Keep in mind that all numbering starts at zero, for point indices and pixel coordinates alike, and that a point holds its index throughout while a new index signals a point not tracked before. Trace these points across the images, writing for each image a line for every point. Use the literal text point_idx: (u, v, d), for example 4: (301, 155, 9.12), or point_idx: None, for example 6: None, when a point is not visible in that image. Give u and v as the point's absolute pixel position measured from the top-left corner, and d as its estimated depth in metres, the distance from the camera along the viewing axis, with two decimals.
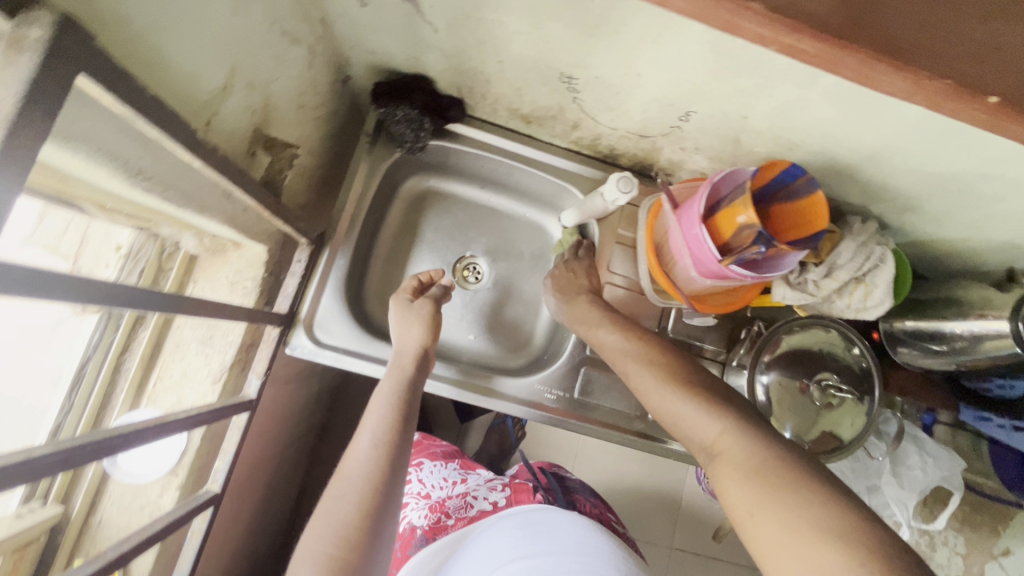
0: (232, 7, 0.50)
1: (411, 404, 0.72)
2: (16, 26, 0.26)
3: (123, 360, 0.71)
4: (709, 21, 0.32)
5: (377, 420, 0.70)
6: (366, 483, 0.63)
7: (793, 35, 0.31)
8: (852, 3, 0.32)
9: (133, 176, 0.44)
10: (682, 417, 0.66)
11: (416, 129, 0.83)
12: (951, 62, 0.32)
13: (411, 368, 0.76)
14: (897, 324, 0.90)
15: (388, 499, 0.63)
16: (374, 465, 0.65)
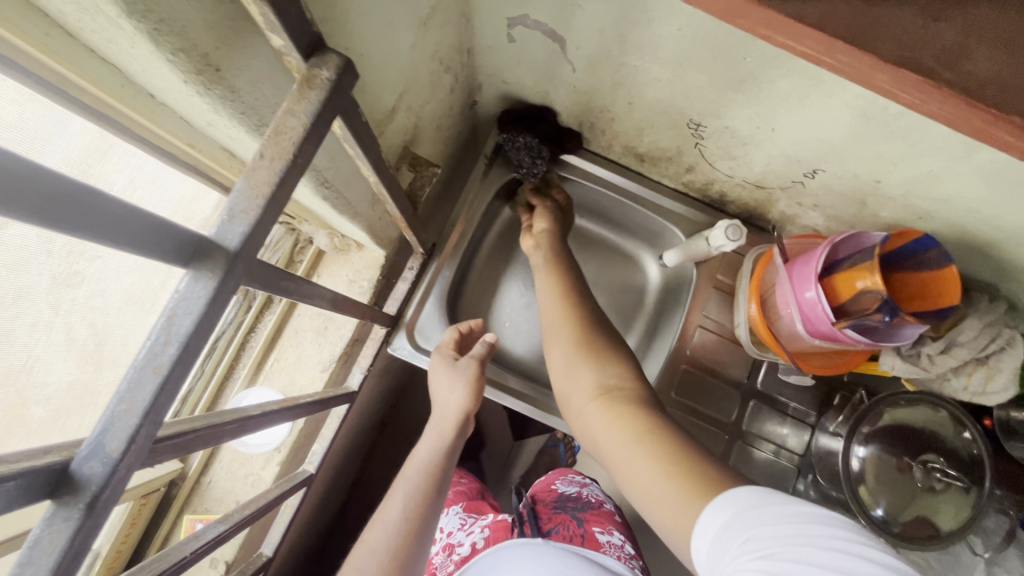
0: (413, 40, 0.55)
1: (444, 474, 0.67)
2: (311, 68, 0.34)
3: (250, 338, 0.79)
4: (953, 126, 0.31)
5: (407, 484, 0.64)
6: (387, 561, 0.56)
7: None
8: None
9: (318, 185, 0.49)
10: (565, 370, 0.69)
11: (534, 156, 0.87)
12: None
13: (451, 430, 0.73)
14: (1015, 414, 0.83)
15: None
16: (399, 540, 0.58)
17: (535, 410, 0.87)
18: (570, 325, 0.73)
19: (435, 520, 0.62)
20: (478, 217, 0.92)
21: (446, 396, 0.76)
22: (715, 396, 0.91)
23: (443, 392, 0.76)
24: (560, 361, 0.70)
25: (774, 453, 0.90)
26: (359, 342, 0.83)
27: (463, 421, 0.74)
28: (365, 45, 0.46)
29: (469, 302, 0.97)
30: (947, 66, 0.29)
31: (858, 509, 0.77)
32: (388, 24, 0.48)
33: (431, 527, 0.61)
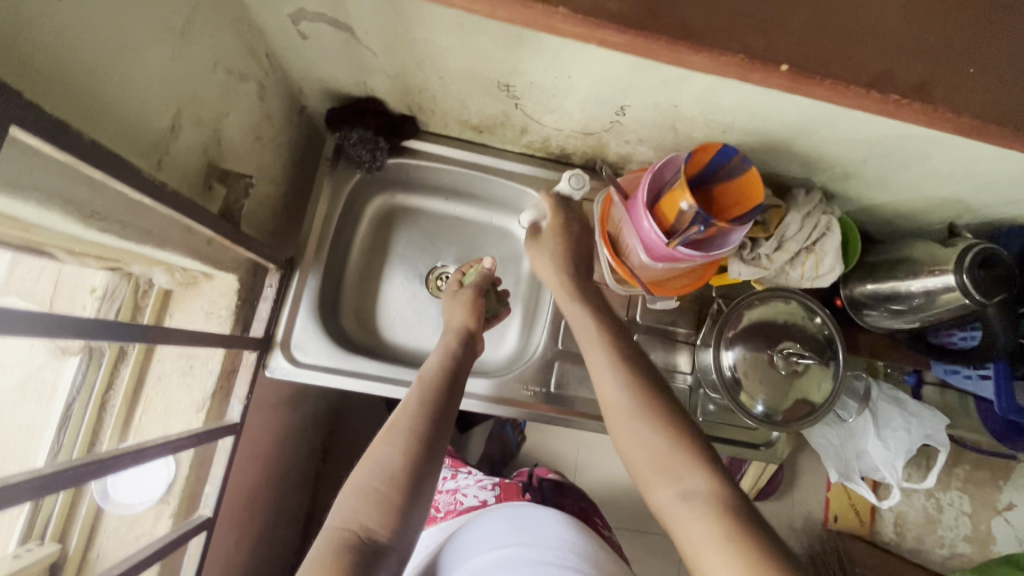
0: (172, 52, 0.53)
1: (455, 385, 0.74)
2: None
3: (108, 396, 0.74)
4: (530, 24, 0.40)
5: (423, 399, 0.71)
6: (406, 464, 0.64)
7: (600, 30, 0.40)
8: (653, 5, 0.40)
9: (88, 219, 0.47)
10: (618, 407, 0.70)
11: (372, 149, 0.86)
12: (872, 71, 0.42)
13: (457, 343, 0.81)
14: (857, 290, 0.93)
15: (423, 478, 0.64)
16: (414, 447, 0.65)
17: None
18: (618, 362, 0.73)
19: (449, 425, 0.71)
20: (334, 221, 0.91)
21: (456, 316, 0.84)
22: None
23: (454, 313, 0.85)
24: (613, 402, 0.70)
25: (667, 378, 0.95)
26: (235, 372, 0.81)
27: (466, 334, 0.82)
28: (100, 64, 0.44)
29: (351, 306, 0.96)
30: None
31: (738, 410, 0.83)
32: (123, 39, 0.46)
33: (444, 429, 0.70)
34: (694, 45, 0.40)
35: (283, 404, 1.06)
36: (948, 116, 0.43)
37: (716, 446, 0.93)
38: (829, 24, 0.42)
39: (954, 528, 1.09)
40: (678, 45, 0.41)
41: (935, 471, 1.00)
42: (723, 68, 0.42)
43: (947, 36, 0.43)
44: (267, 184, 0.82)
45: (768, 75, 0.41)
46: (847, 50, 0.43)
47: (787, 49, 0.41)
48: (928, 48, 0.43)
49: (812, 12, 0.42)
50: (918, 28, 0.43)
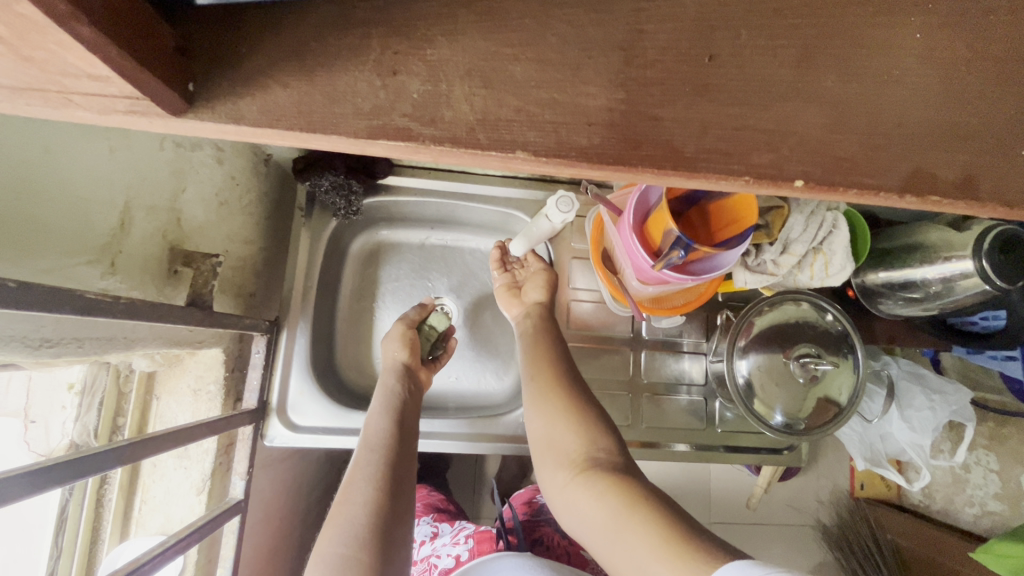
0: (108, 144, 0.49)
1: (404, 439, 0.71)
2: None
3: (103, 492, 0.72)
4: (488, 166, 0.32)
5: (379, 446, 0.69)
6: (372, 531, 0.59)
7: (571, 166, 0.32)
8: (622, 116, 0.31)
9: (38, 347, 0.44)
10: (539, 439, 0.69)
11: (346, 194, 0.81)
12: (897, 172, 0.33)
13: (402, 384, 0.78)
14: (869, 278, 0.88)
15: (391, 547, 0.59)
16: (376, 506, 0.62)
17: (457, 440, 0.85)
18: (546, 375, 0.73)
19: (405, 475, 0.67)
20: (317, 270, 0.87)
21: (390, 355, 0.82)
22: (609, 359, 0.91)
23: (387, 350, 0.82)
24: (537, 435, 0.70)
25: (681, 392, 0.92)
26: (234, 445, 0.76)
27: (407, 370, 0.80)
28: (14, 185, 0.40)
29: (347, 353, 0.92)
30: (427, 123, 0.31)
31: (759, 423, 0.80)
32: (46, 149, 0.43)
33: (402, 496, 0.65)
34: (688, 174, 0.31)
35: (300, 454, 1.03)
36: (991, 208, 0.34)
37: (735, 454, 0.91)
38: (854, 122, 0.33)
39: (982, 488, 1.04)
40: (669, 175, 0.32)
41: (964, 444, 0.97)
42: (723, 187, 0.33)
43: (990, 108, 0.34)
44: (242, 247, 0.77)
45: (779, 195, 0.32)
46: (874, 146, 0.33)
47: (802, 159, 0.32)
48: (974, 132, 0.34)
49: (833, 111, 0.33)
50: (966, 111, 0.34)
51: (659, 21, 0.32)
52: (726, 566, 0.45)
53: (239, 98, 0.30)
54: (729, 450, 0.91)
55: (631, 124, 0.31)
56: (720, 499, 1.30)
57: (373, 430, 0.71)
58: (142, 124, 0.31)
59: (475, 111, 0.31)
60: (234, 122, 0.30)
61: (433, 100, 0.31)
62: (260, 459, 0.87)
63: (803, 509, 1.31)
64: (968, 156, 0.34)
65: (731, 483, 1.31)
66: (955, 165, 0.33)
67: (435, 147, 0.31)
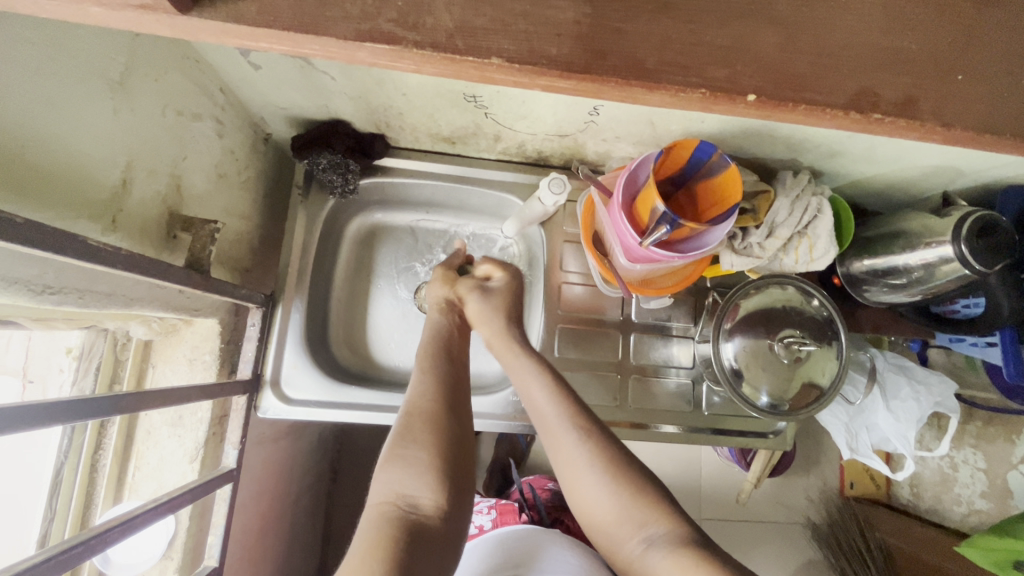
0: (113, 104, 0.51)
1: (456, 361, 0.72)
2: None
3: (98, 457, 0.73)
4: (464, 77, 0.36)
5: (436, 365, 0.70)
6: (441, 438, 0.62)
7: (542, 78, 0.35)
8: (589, 36, 0.34)
9: (41, 293, 0.46)
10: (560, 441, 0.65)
11: (343, 173, 0.82)
12: (840, 86, 0.36)
13: (449, 314, 0.79)
14: (854, 265, 0.90)
15: (456, 450, 0.62)
16: (442, 415, 0.64)
17: None
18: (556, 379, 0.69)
19: (465, 392, 0.69)
20: (312, 248, 0.88)
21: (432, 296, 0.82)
22: (599, 341, 0.93)
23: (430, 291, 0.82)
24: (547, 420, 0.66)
25: (669, 375, 0.93)
26: (227, 416, 0.78)
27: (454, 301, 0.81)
28: (21, 133, 0.42)
29: (341, 331, 0.93)
30: (408, 27, 0.33)
31: (743, 404, 0.81)
32: (53, 102, 0.44)
33: (465, 407, 0.67)
34: (653, 84, 0.35)
35: (295, 433, 1.04)
36: (928, 127, 0.37)
37: (720, 437, 0.92)
38: (806, 42, 0.36)
39: (971, 487, 1.05)
40: (634, 86, 0.35)
41: (948, 436, 0.98)
42: (683, 103, 0.36)
43: (933, 35, 0.38)
44: (239, 221, 0.79)
45: (734, 106, 0.36)
46: (824, 65, 0.37)
47: (755, 73, 0.35)
48: (918, 57, 0.37)
49: (783, 29, 0.36)
50: (906, 34, 0.37)
51: None
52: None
53: (235, 27, 0.33)
54: (716, 433, 0.92)
55: (600, 38, 0.34)
56: (709, 488, 1.31)
57: (427, 351, 0.72)
58: (153, 23, 0.33)
59: (453, 19, 0.34)
60: (234, 21, 0.33)
61: (416, 8, 0.34)
62: (254, 434, 0.88)
63: (792, 505, 1.31)
64: (910, 77, 0.37)
65: (721, 473, 1.32)
66: (897, 86, 0.37)
67: (418, 52, 0.33)
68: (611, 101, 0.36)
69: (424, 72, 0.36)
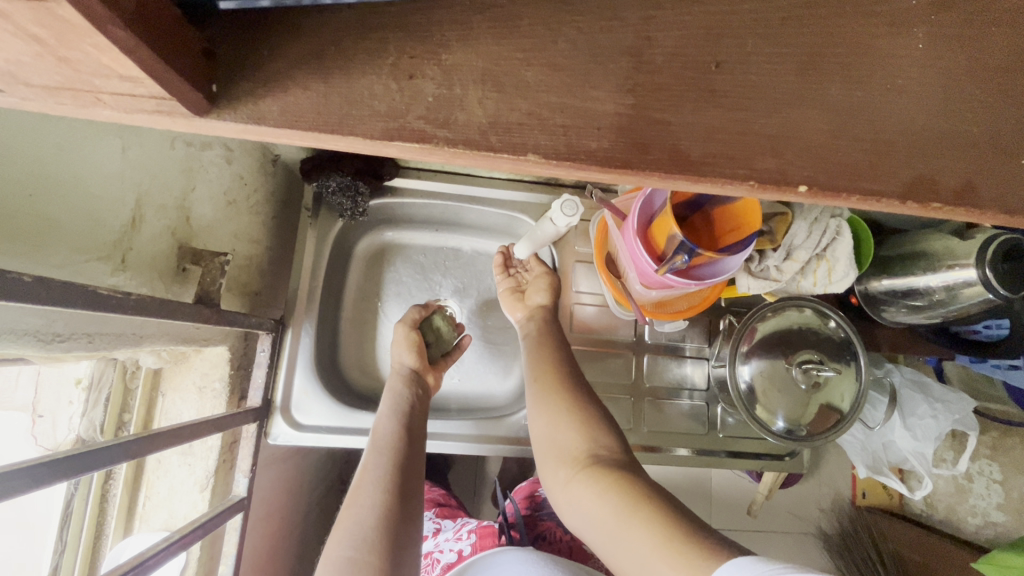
0: (121, 142, 0.50)
1: (414, 446, 0.72)
2: None
3: (109, 485, 0.73)
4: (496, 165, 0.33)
5: (387, 449, 0.69)
6: (382, 536, 0.60)
7: (578, 167, 0.32)
8: (628, 127, 0.32)
9: (50, 341, 0.45)
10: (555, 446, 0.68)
11: (353, 196, 0.81)
12: (896, 173, 0.33)
13: (409, 389, 0.78)
14: (873, 285, 0.88)
15: (401, 550, 0.60)
16: (385, 510, 0.62)
17: (463, 444, 0.85)
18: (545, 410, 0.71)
19: (411, 485, 0.67)
20: (322, 269, 0.87)
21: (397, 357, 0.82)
22: (611, 362, 0.91)
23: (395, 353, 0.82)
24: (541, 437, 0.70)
25: (683, 397, 0.92)
26: (237, 442, 0.77)
27: (414, 375, 0.81)
28: (27, 182, 0.41)
29: (350, 352, 0.92)
30: (439, 125, 0.31)
31: (759, 429, 0.80)
32: (60, 147, 0.43)
33: (411, 501, 0.66)
34: (691, 176, 0.32)
35: (304, 452, 1.03)
36: (989, 217, 0.34)
37: (735, 460, 0.90)
38: (857, 128, 0.33)
39: (986, 498, 1.04)
40: (675, 177, 0.32)
41: (967, 455, 0.96)
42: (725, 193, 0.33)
43: (991, 117, 0.35)
44: (249, 246, 0.78)
45: (782, 198, 0.32)
46: (878, 152, 0.33)
47: (805, 164, 0.32)
48: (977, 141, 0.34)
49: (835, 118, 0.33)
50: (964, 119, 0.34)
51: (672, 33, 0.33)
52: (727, 562, 0.46)
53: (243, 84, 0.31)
54: (731, 455, 0.91)
55: (639, 128, 0.32)
56: (721, 504, 1.30)
57: (379, 434, 0.72)
58: (169, 122, 0.32)
59: (487, 114, 0.32)
60: (256, 123, 0.31)
61: (446, 104, 0.32)
62: (263, 456, 0.88)
63: (805, 517, 1.30)
64: (969, 163, 0.34)
65: (732, 488, 1.30)
66: (957, 172, 0.34)
67: (448, 149, 0.32)
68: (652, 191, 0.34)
69: (454, 163, 0.34)
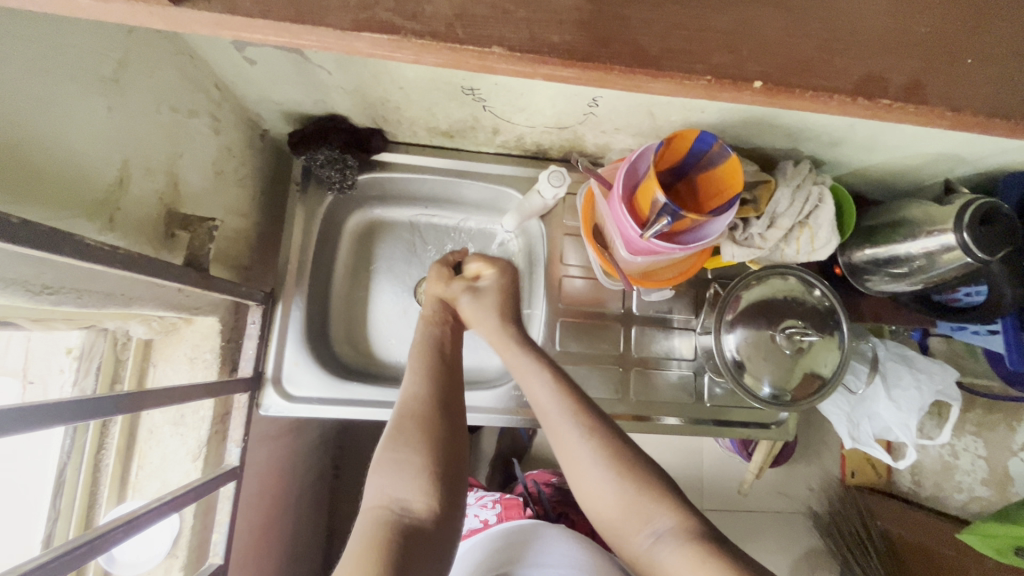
0: (106, 101, 0.50)
1: (451, 362, 0.71)
2: None
3: (101, 457, 0.73)
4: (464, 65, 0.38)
5: (427, 363, 0.69)
6: (432, 438, 0.62)
7: (559, 66, 0.37)
8: (598, 23, 0.37)
9: (39, 294, 0.45)
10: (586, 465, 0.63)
11: (341, 168, 0.82)
12: (839, 70, 0.39)
13: (443, 315, 0.76)
14: (856, 256, 0.90)
15: (449, 452, 0.62)
16: (430, 415, 0.64)
17: None
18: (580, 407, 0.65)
19: (456, 397, 0.67)
20: (312, 244, 0.88)
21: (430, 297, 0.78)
22: (600, 334, 0.93)
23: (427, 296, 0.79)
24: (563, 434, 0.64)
25: (671, 367, 0.93)
26: (229, 414, 0.78)
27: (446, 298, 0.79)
28: (15, 132, 0.42)
29: (341, 327, 0.93)
30: (408, 18, 0.35)
31: (745, 395, 0.81)
32: (43, 101, 0.44)
33: (457, 401, 0.67)
34: (655, 70, 0.37)
35: (298, 429, 1.04)
36: (931, 109, 0.40)
37: (722, 429, 0.92)
38: (809, 30, 0.39)
39: (971, 474, 1.05)
40: (637, 72, 0.37)
41: (949, 425, 0.98)
42: (689, 89, 0.39)
43: (933, 19, 0.40)
44: (238, 218, 0.79)
45: (741, 94, 0.38)
46: (828, 51, 0.39)
47: (759, 63, 0.38)
48: (919, 41, 0.40)
49: (789, 19, 0.39)
50: (907, 20, 0.40)
51: None
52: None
53: (229, 3, 0.34)
54: (718, 424, 0.92)
55: (603, 23, 0.37)
56: (710, 479, 1.31)
57: (420, 349, 0.72)
58: (146, 16, 0.34)
59: (453, 6, 0.36)
60: (229, 12, 0.34)
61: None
62: (257, 430, 0.88)
63: (793, 492, 1.32)
64: (907, 63, 0.40)
65: (722, 464, 1.32)
66: (898, 70, 0.40)
67: (417, 40, 0.36)
68: (614, 88, 0.39)
69: (422, 61, 0.38)
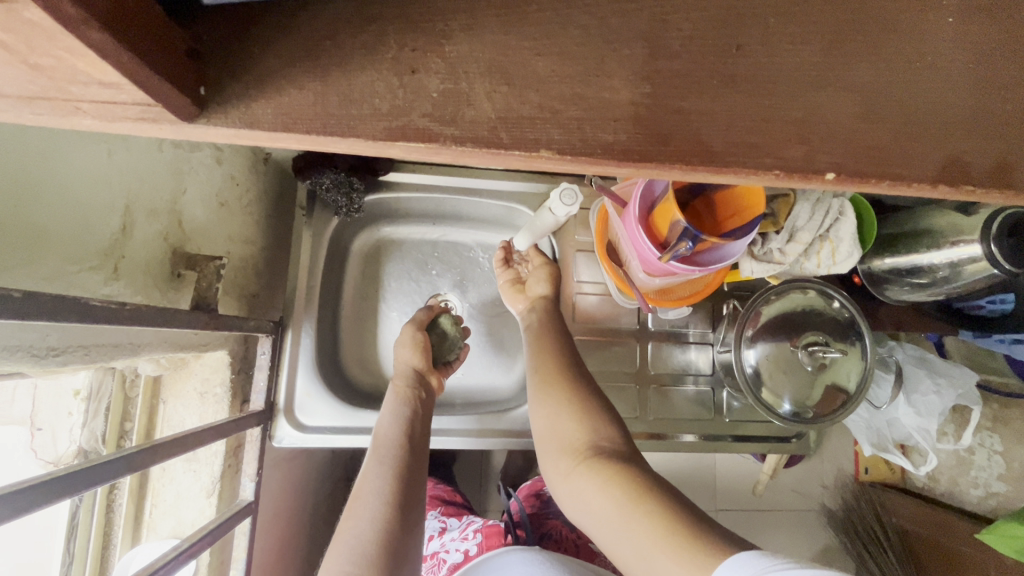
0: (105, 146, 0.48)
1: (413, 455, 0.70)
2: None
3: (114, 496, 0.73)
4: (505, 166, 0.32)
5: (388, 457, 0.68)
6: (384, 547, 0.59)
7: (594, 164, 0.31)
8: (644, 119, 0.31)
9: (45, 354, 0.44)
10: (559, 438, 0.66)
11: (347, 192, 0.80)
12: (922, 155, 0.33)
13: (413, 390, 0.77)
14: (874, 265, 0.87)
15: (401, 561, 0.59)
16: (384, 520, 0.61)
17: (469, 439, 0.85)
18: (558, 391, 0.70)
19: (414, 500, 0.65)
20: (319, 269, 0.86)
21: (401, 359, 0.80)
22: (615, 351, 0.91)
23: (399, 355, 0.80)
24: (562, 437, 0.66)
25: (687, 382, 0.91)
26: (242, 447, 0.76)
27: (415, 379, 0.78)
28: (11, 193, 0.40)
29: (351, 351, 0.91)
30: (444, 123, 0.30)
31: (766, 412, 0.79)
32: (39, 155, 0.42)
33: (414, 507, 0.65)
34: (715, 168, 0.31)
35: (310, 452, 1.03)
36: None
37: (740, 444, 0.90)
38: (883, 114, 0.33)
39: (987, 470, 1.04)
40: (695, 170, 0.31)
41: (970, 429, 0.96)
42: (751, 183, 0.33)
43: (1020, 93, 0.34)
44: (244, 249, 0.77)
45: (811, 188, 0.32)
46: (906, 138, 0.33)
47: (832, 152, 0.32)
48: (1006, 118, 0.34)
49: (861, 102, 0.33)
50: (996, 97, 0.34)
51: (684, 16, 0.32)
52: (729, 557, 0.46)
53: (248, 112, 0.30)
54: (737, 439, 0.91)
55: (658, 119, 0.31)
56: (726, 487, 1.29)
57: (382, 436, 0.71)
58: (154, 129, 0.31)
59: (496, 108, 0.31)
60: (247, 126, 0.30)
61: (453, 99, 0.31)
62: (270, 458, 0.87)
63: (810, 496, 1.30)
64: (997, 139, 0.34)
65: (738, 471, 1.31)
66: (987, 150, 0.34)
67: (456, 148, 0.30)
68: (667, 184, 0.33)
69: (461, 163, 0.33)
